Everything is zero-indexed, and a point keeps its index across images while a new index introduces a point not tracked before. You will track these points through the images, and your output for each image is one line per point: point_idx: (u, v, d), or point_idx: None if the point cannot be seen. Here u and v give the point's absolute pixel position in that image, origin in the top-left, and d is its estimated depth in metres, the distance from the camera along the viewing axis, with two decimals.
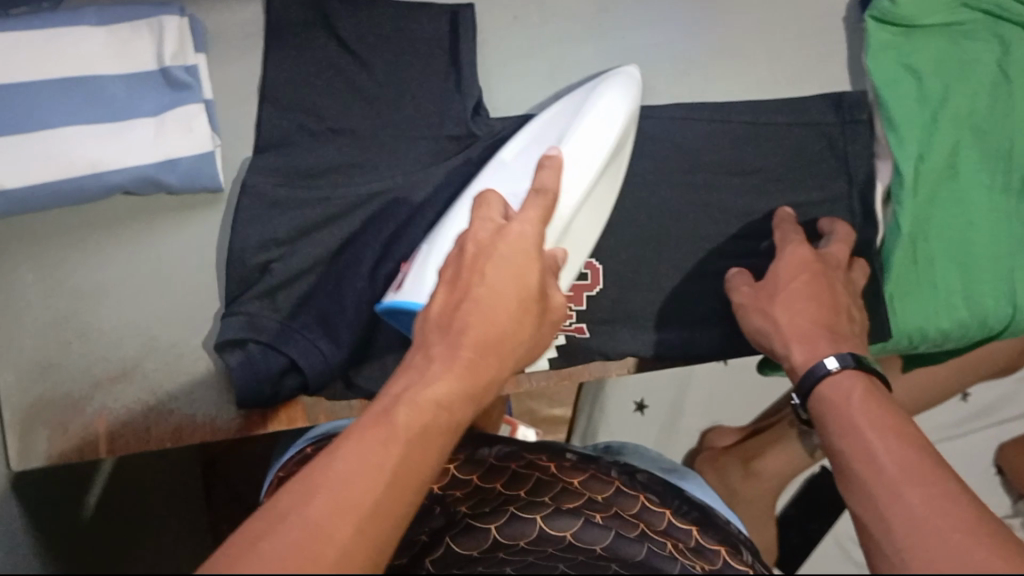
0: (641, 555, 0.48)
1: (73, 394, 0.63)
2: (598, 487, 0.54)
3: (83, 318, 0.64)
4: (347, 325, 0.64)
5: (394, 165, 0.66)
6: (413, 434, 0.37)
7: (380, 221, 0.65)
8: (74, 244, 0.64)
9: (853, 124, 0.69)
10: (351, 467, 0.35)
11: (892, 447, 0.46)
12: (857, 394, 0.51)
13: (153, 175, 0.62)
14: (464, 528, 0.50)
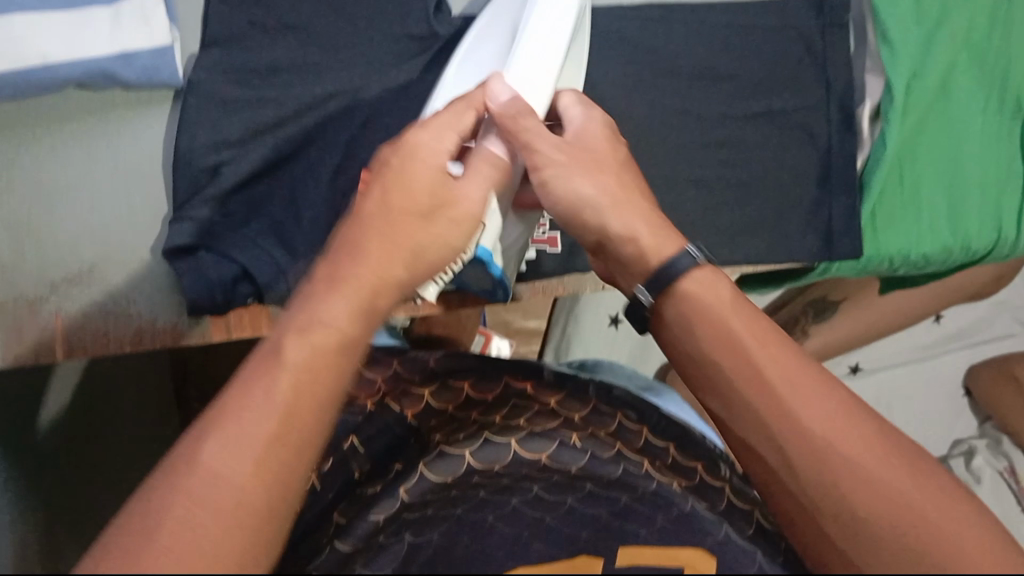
0: (618, 475, 0.47)
1: (27, 296, 0.60)
2: (573, 406, 0.54)
3: (37, 218, 0.60)
4: (303, 237, 0.62)
5: (352, 65, 0.64)
6: (312, 361, 0.35)
7: (335, 125, 0.64)
8: (24, 140, 0.61)
9: (834, 27, 0.66)
10: (249, 399, 0.33)
11: (783, 365, 0.41)
12: (724, 301, 0.45)
13: (108, 69, 0.58)
14: (437, 453, 0.49)
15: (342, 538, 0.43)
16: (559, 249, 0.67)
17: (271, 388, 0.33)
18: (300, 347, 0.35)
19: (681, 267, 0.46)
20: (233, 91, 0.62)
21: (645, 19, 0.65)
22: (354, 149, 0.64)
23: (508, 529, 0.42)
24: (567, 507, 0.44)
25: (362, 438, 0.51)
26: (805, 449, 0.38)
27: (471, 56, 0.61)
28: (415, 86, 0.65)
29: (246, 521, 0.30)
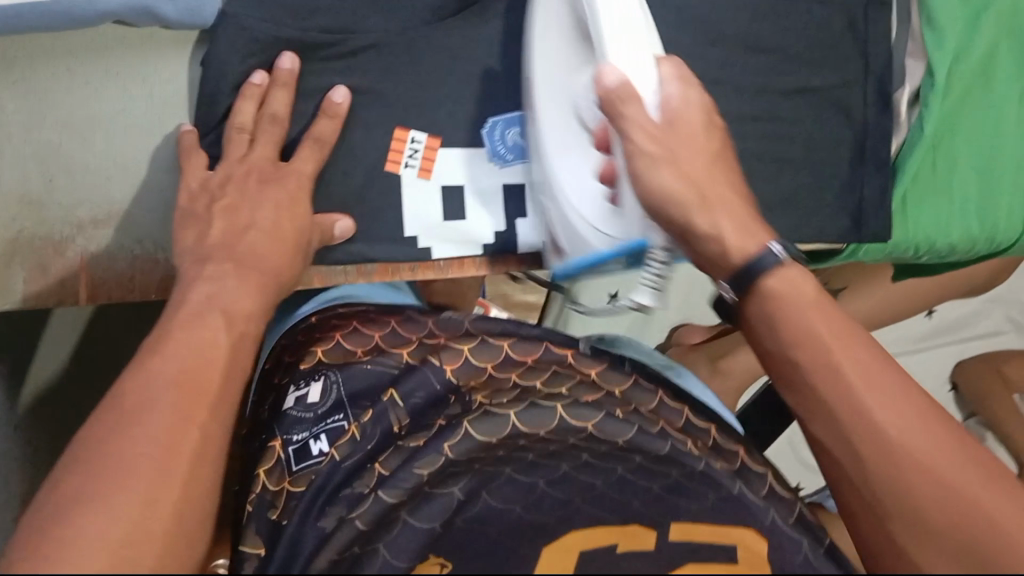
0: (665, 450, 0.48)
1: (54, 236, 0.60)
2: (615, 378, 0.55)
3: (68, 152, 0.60)
4: (337, 189, 0.62)
5: (391, 17, 0.62)
6: (189, 392, 0.39)
7: (375, 75, 0.62)
8: (56, 75, 0.59)
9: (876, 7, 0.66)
10: (145, 431, 0.36)
11: (874, 377, 0.43)
12: (804, 294, 0.46)
13: (149, 5, 0.57)
14: (482, 413, 0.50)
15: (386, 487, 0.46)
16: None
17: (164, 421, 0.37)
18: (177, 373, 0.39)
19: (765, 265, 0.47)
20: (270, 34, 0.59)
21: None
22: (385, 103, 0.62)
23: (559, 494, 0.42)
24: (619, 476, 0.43)
25: (401, 393, 0.52)
26: (884, 456, 0.41)
27: (544, 49, 0.58)
28: (458, 41, 0.63)
29: (185, 474, 0.37)
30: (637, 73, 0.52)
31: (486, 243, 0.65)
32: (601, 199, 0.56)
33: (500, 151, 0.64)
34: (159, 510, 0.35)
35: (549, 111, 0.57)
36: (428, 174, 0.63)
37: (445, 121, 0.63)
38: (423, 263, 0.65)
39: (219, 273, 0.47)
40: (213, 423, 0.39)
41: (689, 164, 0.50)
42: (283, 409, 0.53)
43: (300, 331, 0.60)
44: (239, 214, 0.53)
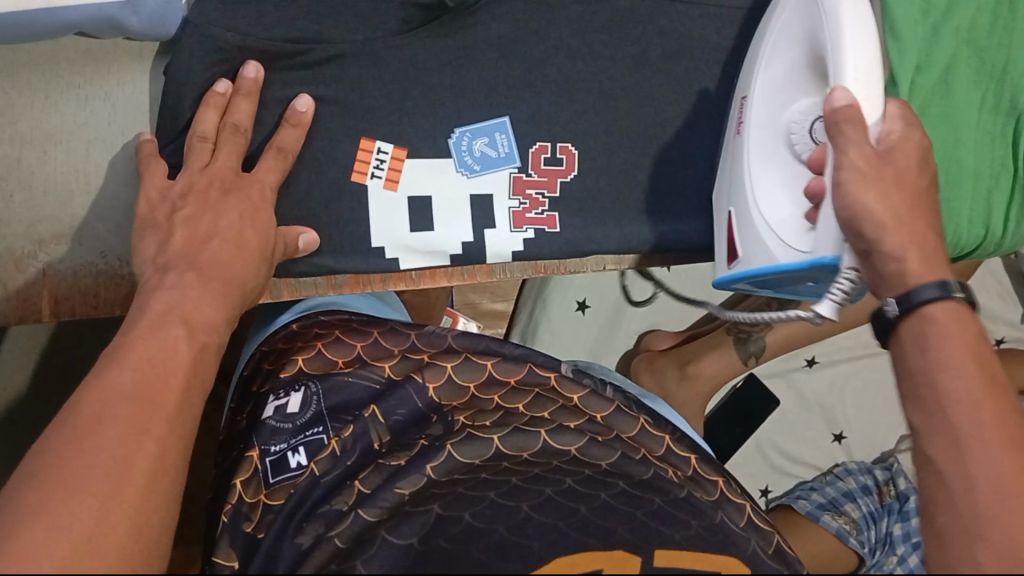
0: (647, 475, 0.48)
1: (15, 252, 0.59)
2: (597, 405, 0.54)
3: (30, 165, 0.59)
4: (302, 202, 0.61)
5: (356, 26, 0.61)
6: (144, 405, 0.38)
7: (341, 85, 0.61)
8: (13, 85, 0.59)
9: None
10: (96, 446, 0.35)
11: (965, 374, 0.39)
12: (960, 334, 0.41)
13: (113, 16, 0.56)
14: (464, 436, 0.49)
15: (365, 505, 0.45)
16: (557, 229, 0.66)
17: (118, 432, 0.36)
18: (134, 386, 0.38)
19: (919, 300, 0.42)
20: (235, 44, 0.59)
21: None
22: (352, 114, 0.62)
23: (544, 519, 0.42)
24: (603, 501, 0.44)
25: (382, 409, 0.52)
26: (955, 455, 0.38)
27: (772, 82, 0.60)
28: (427, 53, 0.62)
29: (139, 489, 0.35)
30: (865, 97, 0.51)
31: (454, 254, 0.65)
32: (795, 215, 0.56)
33: (467, 162, 0.64)
34: (111, 525, 0.34)
35: (768, 134, 0.59)
36: (394, 185, 0.63)
37: (413, 132, 0.63)
38: (395, 274, 0.65)
39: (182, 282, 0.46)
40: (173, 436, 0.38)
41: (902, 200, 0.46)
42: (261, 417, 0.53)
43: (278, 340, 0.60)
44: (200, 224, 0.51)
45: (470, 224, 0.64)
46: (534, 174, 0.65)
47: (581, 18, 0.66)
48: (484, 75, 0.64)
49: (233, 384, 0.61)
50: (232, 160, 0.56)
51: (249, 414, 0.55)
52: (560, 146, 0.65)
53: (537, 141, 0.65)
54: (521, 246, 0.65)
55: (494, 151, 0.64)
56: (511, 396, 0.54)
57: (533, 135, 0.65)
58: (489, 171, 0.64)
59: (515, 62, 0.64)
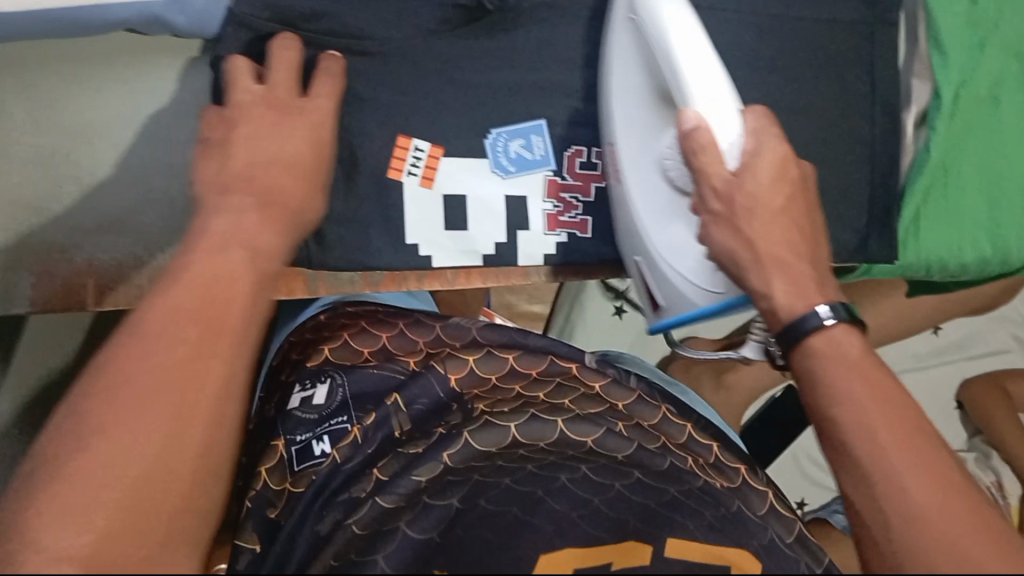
0: (665, 466, 0.49)
1: (61, 241, 0.61)
2: (618, 394, 0.56)
3: (77, 155, 0.61)
4: (341, 196, 0.62)
5: (396, 26, 0.62)
6: (205, 329, 0.40)
7: (380, 82, 0.62)
8: (63, 80, 0.61)
9: (884, 24, 0.66)
10: (160, 365, 0.38)
11: (868, 405, 0.42)
12: (848, 351, 0.44)
13: (162, 13, 0.58)
14: (481, 423, 0.50)
15: (383, 494, 0.45)
16: (588, 234, 0.66)
17: (185, 348, 0.39)
18: (201, 300, 0.40)
19: (807, 327, 0.45)
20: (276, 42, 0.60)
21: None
22: (390, 111, 0.62)
23: (558, 507, 0.42)
24: (616, 492, 0.44)
25: (404, 398, 0.53)
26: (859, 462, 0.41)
27: (621, 124, 0.58)
28: (465, 54, 0.63)
29: (205, 412, 0.38)
30: (714, 115, 0.50)
31: (486, 255, 0.66)
32: (697, 258, 0.56)
33: (502, 163, 0.64)
34: (185, 432, 0.37)
35: (642, 181, 0.57)
36: (430, 183, 0.63)
37: (448, 129, 0.63)
38: (430, 273, 0.67)
39: (222, 205, 0.46)
40: (232, 361, 0.40)
41: (766, 223, 0.49)
42: (288, 409, 0.55)
43: (305, 330, 0.62)
44: (238, 153, 0.50)
45: (503, 226, 0.65)
46: (570, 177, 0.65)
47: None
48: (522, 82, 0.64)
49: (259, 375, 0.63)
50: (288, 79, 0.56)
51: (275, 406, 0.56)
52: (596, 151, 0.66)
53: (572, 145, 0.65)
54: (553, 249, 0.66)
55: (530, 153, 0.64)
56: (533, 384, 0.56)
57: (567, 138, 0.65)
58: (525, 172, 0.64)
59: (551, 63, 0.64)
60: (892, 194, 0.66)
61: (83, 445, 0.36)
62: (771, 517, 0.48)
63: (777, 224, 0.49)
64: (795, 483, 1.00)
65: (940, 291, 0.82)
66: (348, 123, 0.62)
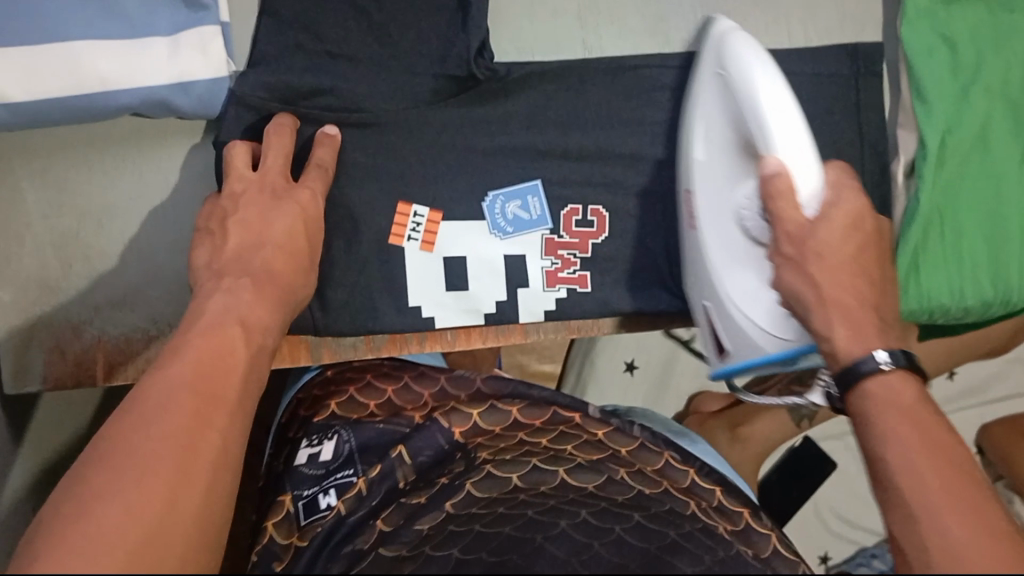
0: (663, 509, 0.51)
1: (73, 319, 0.62)
2: (622, 440, 0.58)
3: (88, 238, 0.63)
4: (343, 263, 0.64)
5: (393, 98, 0.64)
6: (205, 400, 0.42)
7: (377, 152, 0.64)
8: (70, 165, 0.63)
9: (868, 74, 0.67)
10: (166, 431, 0.40)
11: (914, 443, 0.43)
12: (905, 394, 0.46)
13: (165, 98, 0.60)
14: (483, 474, 0.53)
15: (386, 545, 0.48)
16: (588, 288, 0.67)
17: (183, 422, 0.40)
18: (194, 379, 0.42)
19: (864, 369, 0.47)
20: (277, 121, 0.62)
21: (674, 65, 0.67)
22: (389, 178, 0.64)
23: (558, 553, 0.44)
24: (616, 536, 0.46)
25: (409, 450, 0.55)
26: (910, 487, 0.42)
27: (702, 171, 0.59)
28: (458, 121, 0.65)
29: (203, 478, 0.39)
30: (800, 166, 0.50)
31: (488, 313, 0.67)
32: (770, 305, 0.56)
33: (500, 224, 0.66)
34: (185, 495, 0.38)
35: (721, 225, 0.57)
36: (429, 247, 0.65)
37: (446, 195, 0.65)
38: (431, 333, 0.67)
39: (224, 286, 0.50)
40: (228, 432, 0.42)
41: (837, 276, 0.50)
42: (295, 465, 0.57)
43: (313, 387, 0.65)
44: (254, 226, 0.55)
45: (505, 284, 0.66)
46: (567, 235, 0.67)
47: (611, 85, 0.67)
48: (514, 146, 0.66)
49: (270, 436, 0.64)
50: (285, 164, 0.59)
51: (283, 462, 0.59)
52: (592, 208, 0.67)
53: (567, 205, 0.66)
54: (553, 304, 0.67)
55: (527, 214, 0.66)
56: (533, 429, 0.58)
57: (563, 197, 0.66)
58: (523, 233, 0.66)
59: (544, 126, 0.66)
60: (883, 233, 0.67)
61: (89, 501, 0.36)
62: (771, 554, 0.50)
63: (842, 273, 0.50)
64: (820, 535, 1.00)
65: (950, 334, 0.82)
66: (349, 193, 0.64)
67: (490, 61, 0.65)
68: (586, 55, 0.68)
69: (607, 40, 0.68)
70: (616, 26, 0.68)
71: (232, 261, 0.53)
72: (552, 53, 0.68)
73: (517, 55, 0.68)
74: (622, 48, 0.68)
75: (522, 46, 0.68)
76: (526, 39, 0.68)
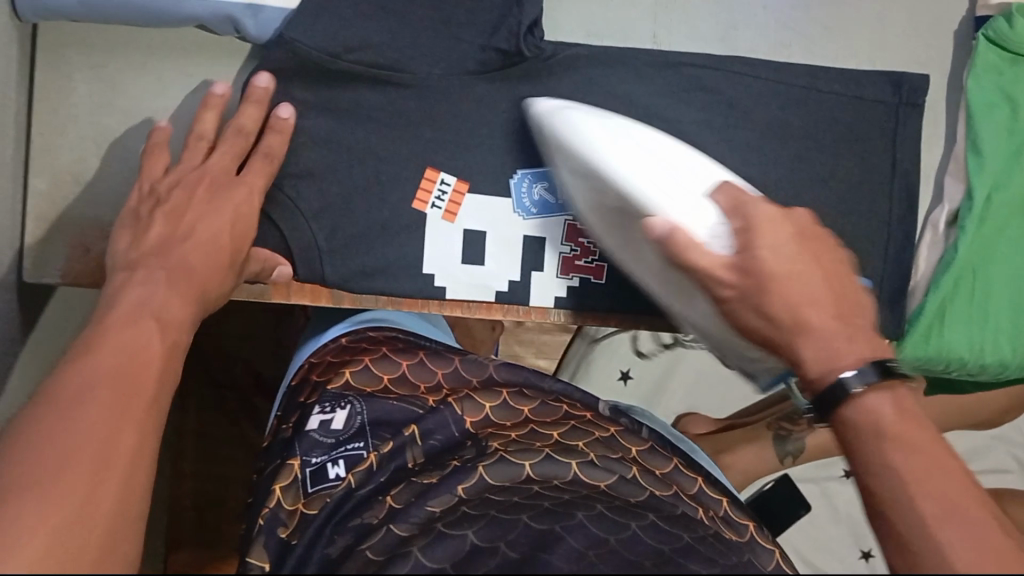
0: (675, 512, 0.51)
1: (100, 218, 0.62)
2: (631, 440, 0.59)
3: (130, 140, 0.62)
4: (368, 212, 0.64)
5: (439, 59, 0.63)
6: (125, 391, 0.39)
7: (418, 108, 0.64)
8: (121, 65, 0.62)
9: (910, 108, 0.67)
10: (84, 420, 0.37)
11: (912, 462, 0.38)
12: (885, 416, 0.40)
13: (233, 15, 0.59)
14: (495, 458, 0.52)
15: (396, 521, 0.47)
16: (603, 281, 0.67)
17: (103, 408, 0.38)
18: (109, 369, 0.40)
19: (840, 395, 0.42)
20: (322, 61, 0.61)
21: (730, 72, 0.66)
22: (422, 141, 0.64)
23: (576, 544, 0.44)
24: (631, 533, 0.46)
25: (421, 432, 0.55)
26: (943, 514, 0.37)
27: (600, 221, 0.59)
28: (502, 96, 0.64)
29: (125, 461, 0.37)
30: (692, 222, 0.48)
31: (499, 291, 0.66)
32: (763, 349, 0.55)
33: (525, 204, 0.66)
34: (104, 489, 0.36)
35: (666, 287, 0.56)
36: (451, 217, 0.65)
37: (478, 167, 0.65)
38: (450, 301, 0.66)
39: (145, 277, 0.48)
40: (147, 427, 0.39)
41: (793, 253, 0.47)
42: (305, 429, 0.56)
43: (329, 352, 0.64)
44: (183, 219, 0.54)
45: (518, 263, 0.66)
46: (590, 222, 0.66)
47: (657, 78, 0.66)
48: None
49: (278, 397, 0.63)
50: (229, 164, 0.59)
51: (291, 425, 0.58)
52: None
53: None
54: (562, 293, 0.67)
55: (553, 197, 0.66)
56: (546, 422, 0.58)
57: None
58: (546, 216, 0.66)
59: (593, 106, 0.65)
60: (903, 275, 0.67)
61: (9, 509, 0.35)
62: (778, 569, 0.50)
63: (789, 284, 0.45)
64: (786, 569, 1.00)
65: (959, 389, 0.82)
66: (387, 143, 0.64)
67: (539, 39, 0.64)
68: (654, 48, 0.68)
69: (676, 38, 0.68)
70: (684, 27, 0.68)
71: (149, 253, 0.51)
72: (621, 41, 0.68)
73: (587, 38, 0.68)
74: (689, 48, 0.68)
75: (579, 31, 0.68)
76: (596, 24, 0.68)
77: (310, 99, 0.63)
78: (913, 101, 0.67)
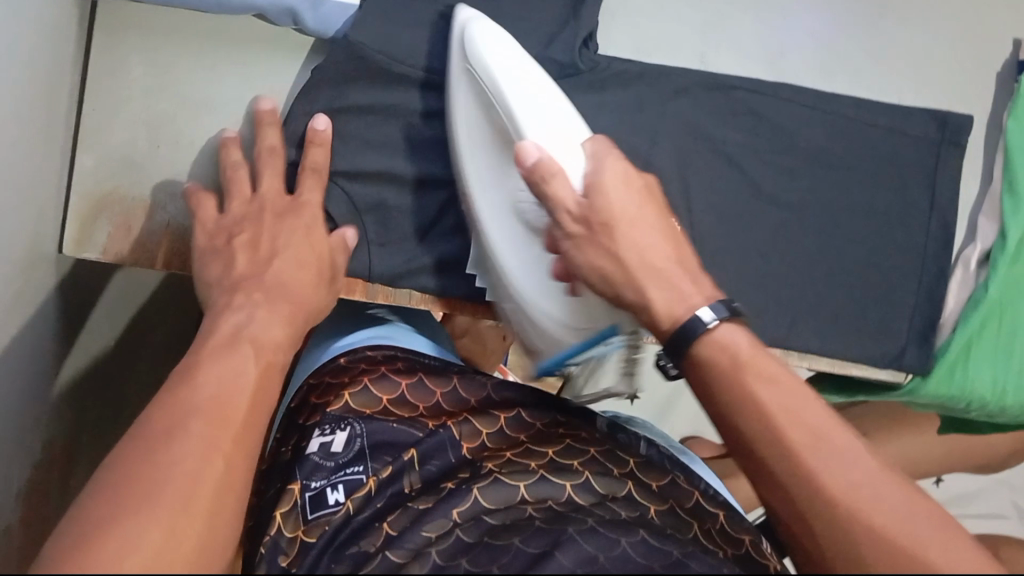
0: (667, 531, 0.50)
1: (144, 199, 0.62)
2: (624, 455, 0.58)
3: (180, 124, 0.63)
4: (408, 213, 0.64)
5: None
6: (214, 421, 0.37)
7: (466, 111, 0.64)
8: (175, 47, 0.63)
9: (951, 146, 0.67)
10: (175, 456, 0.35)
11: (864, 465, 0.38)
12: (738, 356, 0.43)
13: (293, 8, 0.60)
14: (490, 481, 0.51)
15: (392, 547, 0.46)
16: None
17: (197, 440, 0.36)
18: (208, 399, 0.38)
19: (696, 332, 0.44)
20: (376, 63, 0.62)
21: (774, 97, 0.67)
22: None
23: (565, 561, 0.42)
24: (621, 549, 0.45)
25: (419, 456, 0.54)
26: (868, 496, 0.37)
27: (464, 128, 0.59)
28: None
29: (204, 505, 0.34)
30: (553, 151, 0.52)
31: None
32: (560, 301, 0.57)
33: None
34: (183, 529, 0.33)
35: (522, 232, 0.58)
36: None
37: None
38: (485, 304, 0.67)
39: (249, 303, 0.46)
40: (233, 458, 0.37)
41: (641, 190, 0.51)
42: (305, 452, 0.54)
43: (326, 372, 0.63)
44: (262, 244, 0.52)
45: None
46: None
47: (705, 98, 0.66)
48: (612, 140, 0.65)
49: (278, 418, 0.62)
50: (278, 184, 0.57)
51: (290, 450, 0.57)
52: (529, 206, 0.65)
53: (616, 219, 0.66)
54: None
55: None
56: (543, 443, 0.57)
57: None
58: None
59: (637, 121, 0.65)
60: (933, 314, 0.67)
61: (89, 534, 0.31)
62: None
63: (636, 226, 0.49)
64: None
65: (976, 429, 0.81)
66: (430, 144, 0.64)
67: (593, 53, 0.65)
68: (700, 68, 0.69)
69: (723, 60, 0.69)
70: (733, 50, 0.69)
71: (244, 278, 0.49)
72: (667, 59, 0.69)
73: (634, 54, 0.68)
74: (734, 72, 0.69)
75: (629, 48, 0.69)
76: (645, 42, 0.69)
77: (360, 94, 0.62)
78: (956, 139, 0.67)
